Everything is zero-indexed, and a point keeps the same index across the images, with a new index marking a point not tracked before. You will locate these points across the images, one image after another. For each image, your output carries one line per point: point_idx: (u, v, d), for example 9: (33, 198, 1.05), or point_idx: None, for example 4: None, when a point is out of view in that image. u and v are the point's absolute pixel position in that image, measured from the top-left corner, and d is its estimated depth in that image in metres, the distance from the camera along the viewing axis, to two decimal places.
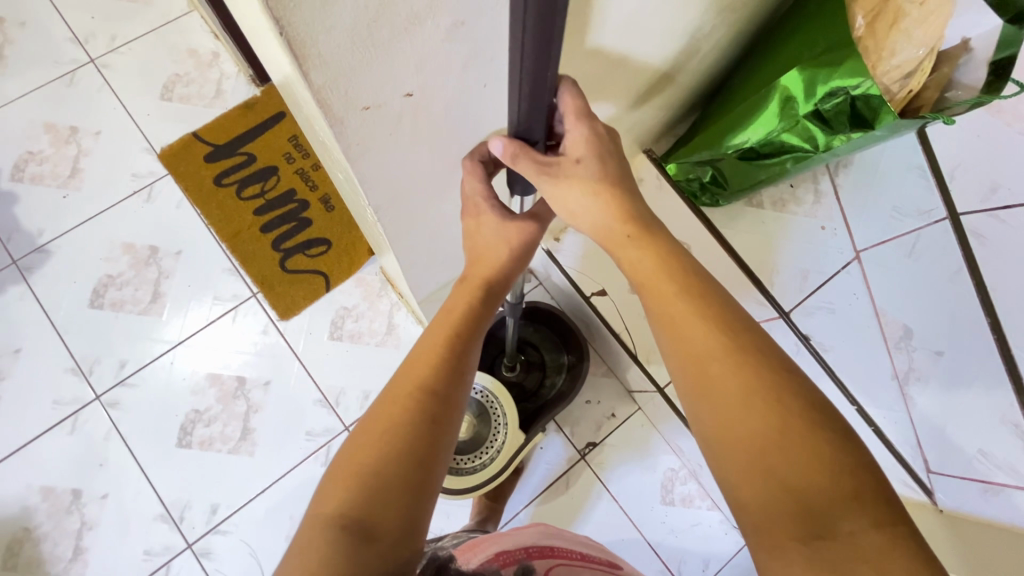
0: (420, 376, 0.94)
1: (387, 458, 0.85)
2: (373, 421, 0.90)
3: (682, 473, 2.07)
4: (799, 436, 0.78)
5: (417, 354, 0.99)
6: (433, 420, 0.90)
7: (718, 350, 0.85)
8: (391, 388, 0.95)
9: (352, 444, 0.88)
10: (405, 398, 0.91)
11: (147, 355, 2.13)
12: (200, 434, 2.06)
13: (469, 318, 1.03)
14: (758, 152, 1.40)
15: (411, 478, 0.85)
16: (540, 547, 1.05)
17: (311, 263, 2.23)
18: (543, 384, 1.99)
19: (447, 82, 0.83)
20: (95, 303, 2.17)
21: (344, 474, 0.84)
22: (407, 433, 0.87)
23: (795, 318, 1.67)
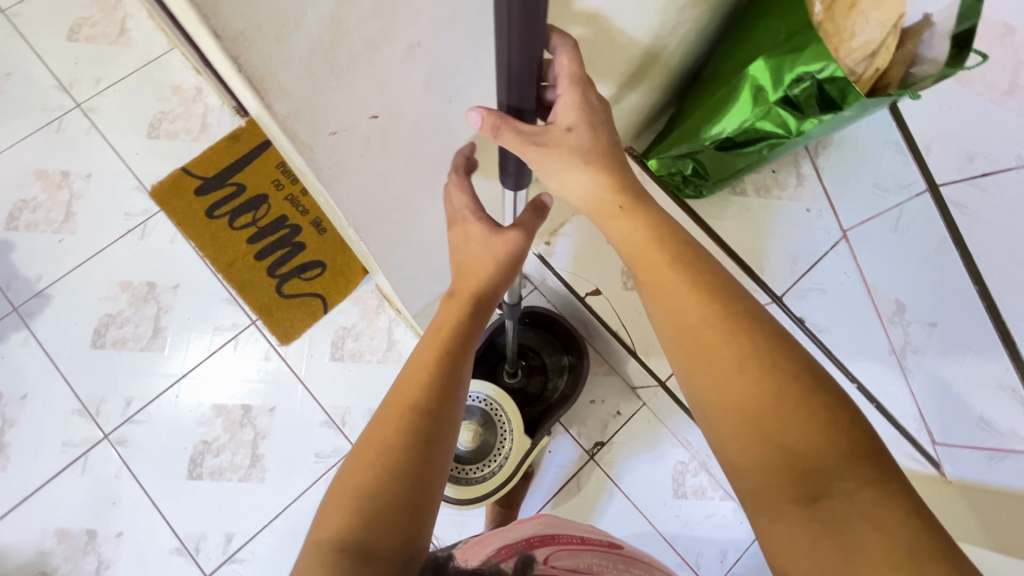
0: (412, 394, 0.94)
1: (383, 483, 0.85)
2: (368, 441, 0.91)
3: (692, 466, 2.06)
4: (797, 404, 0.80)
5: (408, 370, 0.99)
6: (426, 438, 0.90)
7: (712, 318, 0.87)
8: (384, 407, 0.95)
9: (348, 467, 0.89)
10: (399, 418, 0.92)
11: (152, 390, 2.15)
12: (210, 464, 2.07)
13: (459, 331, 1.03)
14: (734, 141, 1.42)
15: (407, 498, 0.86)
16: (542, 537, 1.06)
17: (308, 286, 2.25)
18: (546, 388, 2.00)
19: (413, 101, 0.86)
20: (97, 343, 2.19)
21: (341, 498, 0.85)
22: (402, 454, 0.88)
23: (788, 301, 1.69)
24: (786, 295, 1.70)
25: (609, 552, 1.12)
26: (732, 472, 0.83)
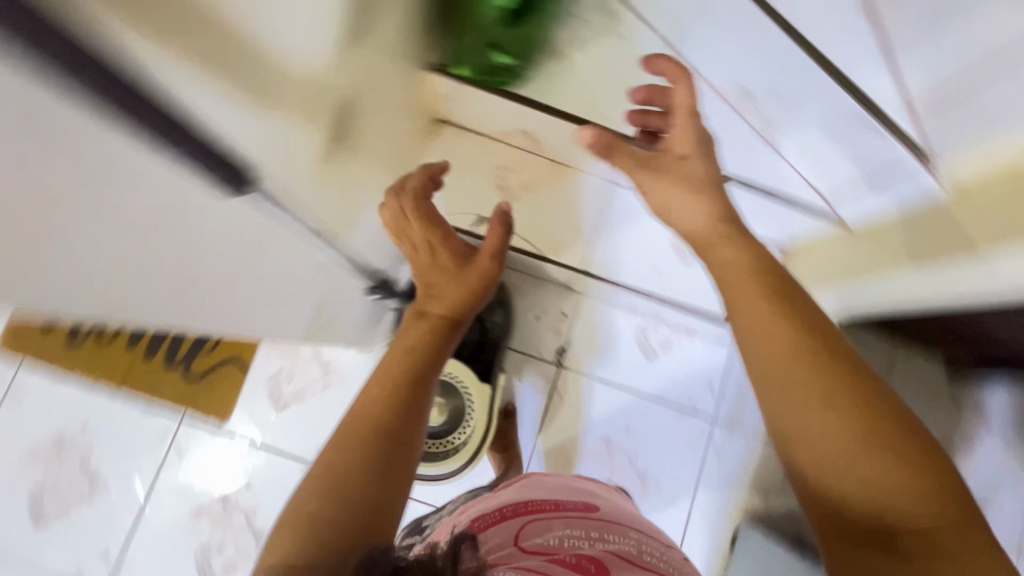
0: (374, 428, 0.96)
1: (354, 495, 0.88)
2: (329, 466, 0.91)
3: (649, 324, 2.10)
4: (852, 390, 0.82)
5: (369, 398, 1.01)
6: (402, 455, 0.96)
7: (716, 233, 0.95)
8: (348, 434, 0.96)
9: (306, 491, 0.89)
10: (390, 433, 0.96)
11: (122, 531, 2.03)
12: (218, 564, 2.01)
13: (409, 374, 1.04)
14: (513, 12, 0.98)
15: (372, 504, 0.89)
16: (514, 507, 1.05)
17: (214, 356, 2.09)
18: (485, 328, 1.98)
19: (83, 150, 0.49)
20: (39, 519, 2.02)
21: (289, 521, 0.86)
22: (376, 471, 0.92)
23: None
24: None
25: (583, 521, 1.01)
26: (771, 406, 0.86)
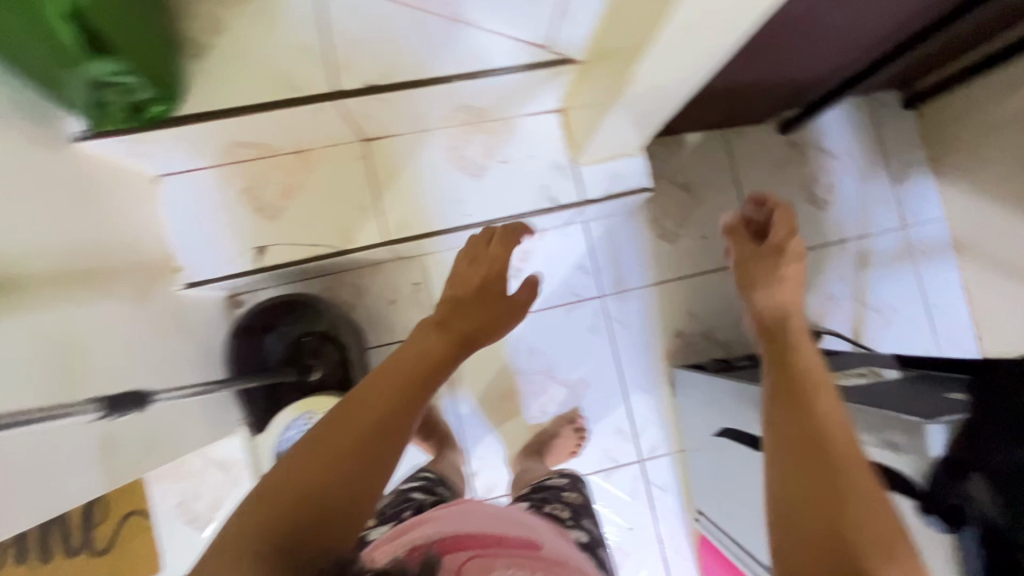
0: (377, 436, 0.69)
1: (314, 500, 0.63)
2: (304, 456, 0.66)
3: None
4: (859, 504, 0.63)
5: (356, 392, 0.73)
6: (351, 485, 0.65)
7: (819, 374, 0.78)
8: (336, 417, 0.70)
9: (282, 476, 0.65)
10: (335, 464, 0.65)
11: None
12: None
13: (420, 368, 0.78)
14: None
15: (314, 521, 0.62)
16: (454, 539, 0.74)
17: None
18: None
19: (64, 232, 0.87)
20: None
21: (278, 492, 0.63)
22: (336, 484, 0.64)
23: (718, 205, 1.55)
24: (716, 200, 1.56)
25: (527, 555, 0.75)
26: (781, 464, 0.70)
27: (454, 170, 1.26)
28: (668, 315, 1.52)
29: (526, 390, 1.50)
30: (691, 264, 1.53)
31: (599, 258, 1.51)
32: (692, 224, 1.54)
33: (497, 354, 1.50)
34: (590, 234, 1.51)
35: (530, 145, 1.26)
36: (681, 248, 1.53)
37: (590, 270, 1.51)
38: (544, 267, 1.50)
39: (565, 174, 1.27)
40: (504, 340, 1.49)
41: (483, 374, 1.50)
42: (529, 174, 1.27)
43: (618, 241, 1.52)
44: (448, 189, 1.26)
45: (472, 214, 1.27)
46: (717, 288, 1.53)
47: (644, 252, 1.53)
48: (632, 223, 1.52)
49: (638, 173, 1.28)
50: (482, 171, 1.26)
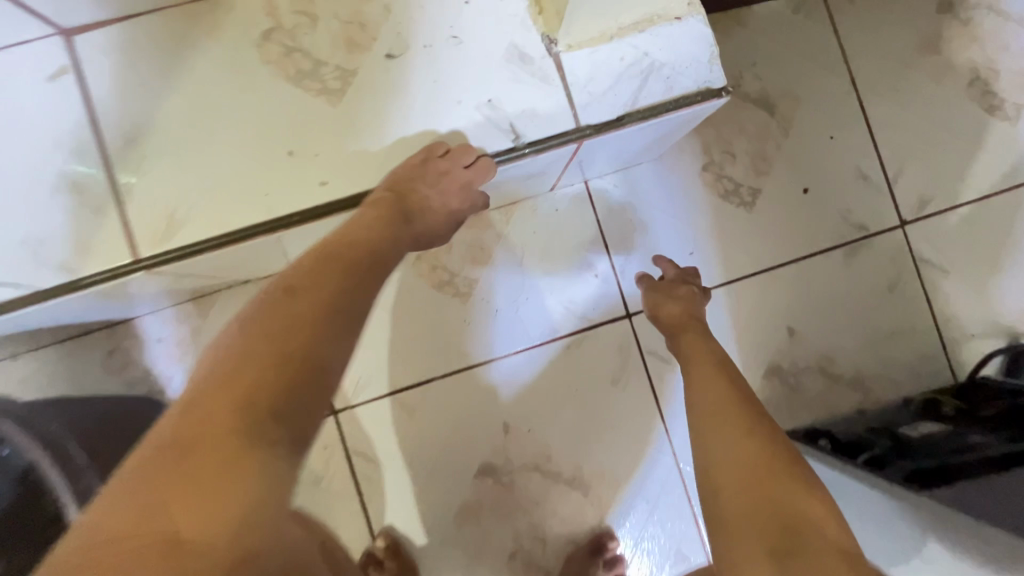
0: (337, 311, 0.48)
1: (278, 393, 0.42)
2: (240, 349, 0.44)
3: None
4: (789, 486, 0.48)
5: (284, 280, 0.48)
6: (331, 354, 0.46)
7: (728, 389, 0.57)
8: (264, 305, 0.46)
9: (218, 371, 0.43)
10: (295, 347, 0.44)
11: None
12: None
13: (375, 235, 0.54)
14: None
15: (298, 399, 0.43)
16: None
17: None
18: None
19: None
20: None
21: (228, 371, 0.42)
22: (300, 371, 0.44)
23: (824, 133, 0.85)
24: (818, 122, 0.85)
25: None
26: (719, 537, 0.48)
27: (281, 83, 0.55)
28: (751, 340, 0.83)
29: (506, 507, 0.80)
30: (784, 245, 0.84)
31: (615, 249, 0.83)
32: (779, 171, 0.84)
33: (445, 444, 0.80)
34: (596, 205, 0.83)
35: (446, 14, 0.56)
36: (763, 217, 0.84)
37: (602, 272, 0.82)
38: (517, 273, 0.81)
39: (534, 74, 0.56)
40: (456, 416, 0.80)
41: (420, 487, 0.79)
42: (447, 80, 0.56)
43: (647, 214, 0.83)
44: (272, 130, 0.55)
45: (330, 183, 0.55)
46: (833, 284, 0.84)
47: (698, 231, 0.83)
48: (671, 180, 0.83)
49: (697, 55, 0.58)
50: (345, 83, 0.55)
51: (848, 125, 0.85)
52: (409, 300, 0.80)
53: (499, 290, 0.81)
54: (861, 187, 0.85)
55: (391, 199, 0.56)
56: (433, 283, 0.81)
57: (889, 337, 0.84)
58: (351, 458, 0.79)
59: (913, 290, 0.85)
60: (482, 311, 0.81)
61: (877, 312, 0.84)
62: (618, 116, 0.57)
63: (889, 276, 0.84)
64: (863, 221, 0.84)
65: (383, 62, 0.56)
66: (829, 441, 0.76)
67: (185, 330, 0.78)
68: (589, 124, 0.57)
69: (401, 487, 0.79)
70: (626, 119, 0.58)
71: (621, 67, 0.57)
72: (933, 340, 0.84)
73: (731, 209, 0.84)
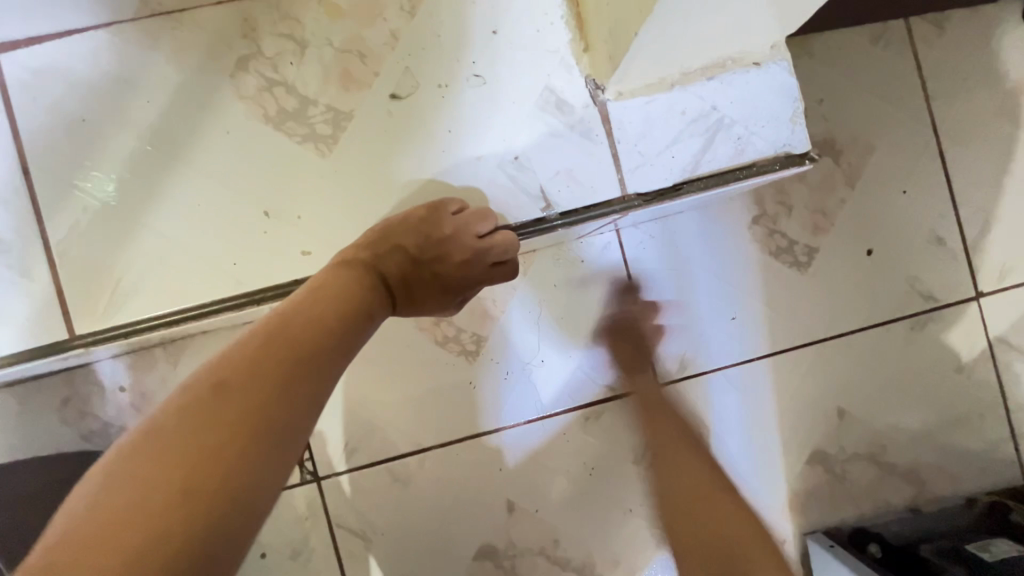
0: (278, 417, 0.35)
1: (178, 539, 0.31)
2: (138, 468, 0.32)
3: None
4: (730, 525, 0.64)
5: (215, 366, 0.36)
6: (266, 486, 0.34)
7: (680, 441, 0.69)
8: (183, 403, 0.34)
9: (100, 500, 0.31)
10: (211, 474, 0.32)
11: None
12: None
13: (349, 299, 0.41)
14: None
15: (205, 549, 0.31)
16: None
17: None
18: None
19: None
20: None
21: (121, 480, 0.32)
22: (213, 509, 0.32)
23: (894, 187, 0.73)
24: (890, 173, 0.74)
25: None
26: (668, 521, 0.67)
27: (259, 128, 0.46)
28: (796, 420, 0.72)
29: None
30: (840, 314, 0.73)
31: (647, 309, 0.72)
32: (839, 228, 0.73)
33: (439, 521, 0.71)
34: (627, 258, 0.72)
35: (463, 49, 0.46)
36: (818, 280, 0.73)
37: (630, 335, 0.72)
38: (534, 331, 0.71)
39: (571, 127, 0.46)
40: (453, 491, 0.71)
41: (409, 567, 0.71)
42: (462, 130, 0.46)
43: (684, 271, 0.72)
44: (244, 186, 0.45)
45: (311, 254, 0.45)
46: (894, 361, 0.73)
47: (742, 293, 0.73)
48: (715, 233, 0.72)
49: (776, 113, 0.47)
50: (337, 128, 0.46)
51: (921, 177, 0.74)
52: (406, 357, 0.70)
53: (513, 349, 0.71)
54: (933, 250, 0.73)
55: (376, 260, 0.44)
56: (436, 339, 0.70)
57: (954, 424, 0.73)
58: (333, 532, 0.70)
59: (985, 372, 0.73)
60: (490, 372, 0.71)
61: (943, 395, 0.73)
62: (674, 184, 0.47)
63: (958, 355, 0.73)
64: (932, 290, 0.73)
65: (385, 103, 0.46)
66: (880, 548, 0.68)
67: (151, 380, 0.66)
68: (638, 193, 0.46)
69: (388, 566, 0.70)
70: (683, 188, 0.47)
71: (682, 124, 0.46)
72: (1002, 431, 0.73)
73: (781, 269, 0.73)
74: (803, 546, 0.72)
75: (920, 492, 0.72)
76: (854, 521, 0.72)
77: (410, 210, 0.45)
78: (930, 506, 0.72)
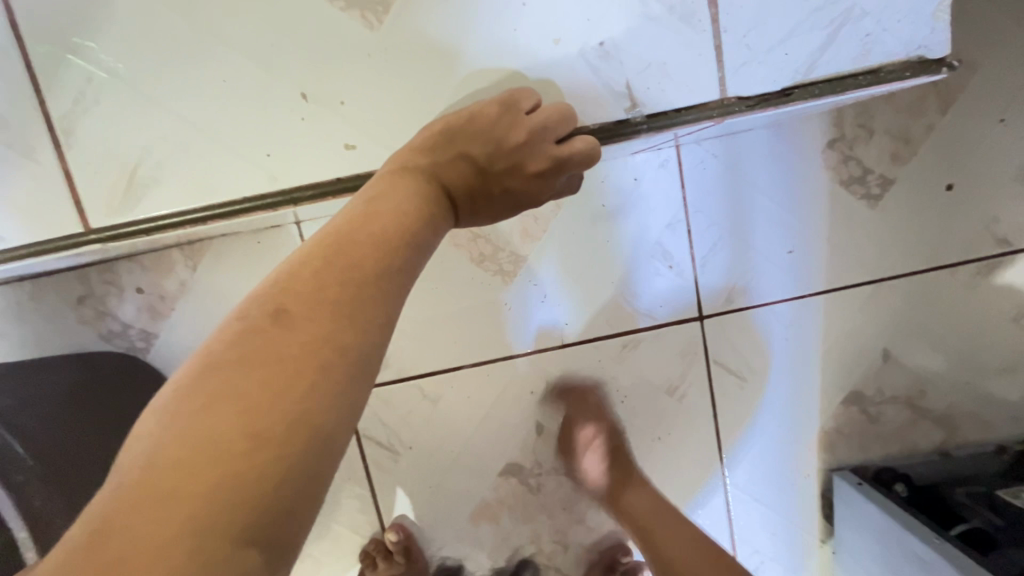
0: (346, 348, 0.30)
1: (253, 485, 0.27)
2: (198, 410, 0.28)
3: None
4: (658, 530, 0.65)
5: (272, 292, 0.31)
6: (341, 414, 0.30)
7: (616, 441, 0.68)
8: (242, 333, 0.30)
9: (160, 447, 0.27)
10: (280, 408, 0.28)
11: None
12: None
13: (410, 215, 0.36)
14: None
15: (281, 492, 0.27)
16: None
17: None
18: None
19: None
20: None
21: (188, 410, 0.28)
22: (286, 451, 0.28)
23: (989, 115, 0.65)
24: (988, 98, 0.65)
25: None
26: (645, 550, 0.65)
27: None
28: (838, 360, 0.70)
29: (529, 511, 0.72)
30: (906, 254, 0.68)
31: (699, 238, 0.67)
32: (921, 158, 0.66)
33: (466, 438, 0.70)
34: (684, 180, 0.66)
35: None
36: (889, 215, 0.67)
37: (678, 263, 0.67)
38: (576, 251, 0.66)
39: (668, 9, 0.37)
40: (482, 410, 0.70)
41: (435, 479, 0.71)
42: (538, 4, 0.37)
43: (745, 198, 0.66)
44: (276, 60, 0.37)
45: (357, 147, 0.38)
46: (951, 307, 0.69)
47: (805, 224, 0.67)
48: (786, 156, 0.66)
49: (918, 6, 0.38)
50: None
51: None
52: (441, 274, 0.66)
53: (552, 268, 0.67)
54: (1021, 190, 0.67)
55: (436, 169, 0.39)
56: (473, 256, 0.66)
57: (1001, 374, 0.71)
58: (361, 445, 0.70)
59: None
60: (525, 296, 0.67)
61: (996, 343, 0.70)
62: (783, 88, 0.39)
63: (1021, 303, 0.69)
64: (1007, 233, 0.68)
65: None
66: (907, 488, 0.67)
67: (171, 283, 0.63)
68: (740, 97, 0.39)
69: (415, 478, 0.71)
70: (793, 93, 0.39)
71: (803, 12, 0.38)
72: None
73: (850, 201, 0.67)
74: (827, 479, 0.72)
75: (951, 437, 0.72)
76: (879, 461, 0.72)
77: (477, 107, 0.38)
78: (960, 451, 0.72)
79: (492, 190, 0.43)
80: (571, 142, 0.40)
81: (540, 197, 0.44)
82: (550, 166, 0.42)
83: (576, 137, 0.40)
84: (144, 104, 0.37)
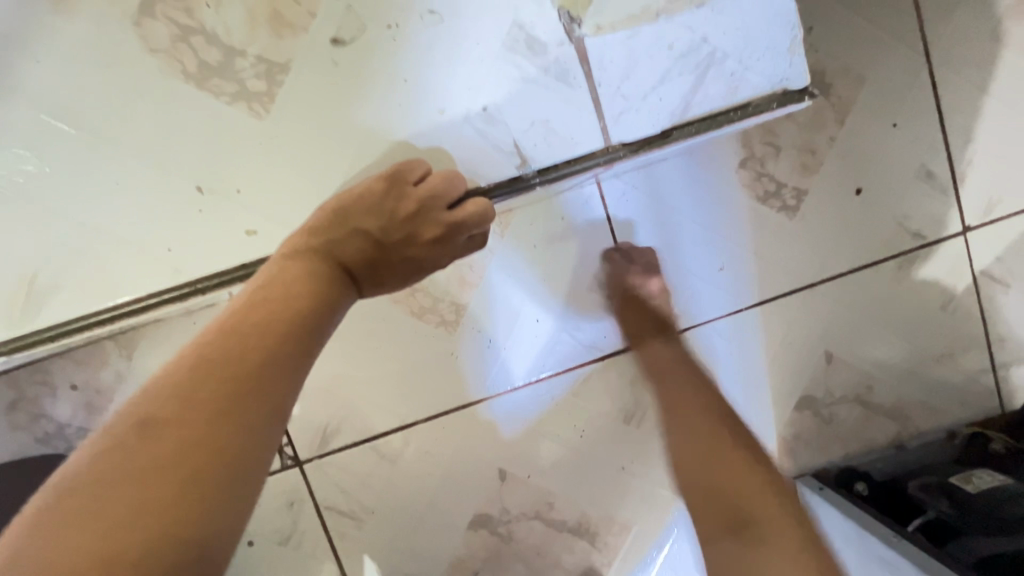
0: (223, 446, 0.30)
1: None
2: (56, 535, 0.27)
3: None
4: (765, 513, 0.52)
5: (146, 400, 0.31)
6: (218, 519, 0.29)
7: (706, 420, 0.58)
8: (111, 446, 0.30)
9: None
10: (148, 521, 0.28)
11: None
12: None
13: (296, 300, 0.36)
14: None
15: None
16: None
17: None
18: None
19: None
20: None
21: (45, 536, 0.27)
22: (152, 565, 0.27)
23: (883, 120, 0.70)
24: (879, 106, 0.70)
25: None
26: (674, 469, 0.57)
27: (176, 89, 0.37)
28: (784, 368, 0.72)
29: (503, 561, 0.70)
30: (830, 258, 0.71)
31: (630, 266, 0.69)
32: (827, 167, 0.70)
33: (429, 493, 0.69)
34: (607, 213, 0.68)
35: None
36: (808, 223, 0.70)
37: (615, 292, 0.69)
38: (511, 294, 0.67)
39: (542, 71, 0.40)
40: (442, 463, 0.69)
41: (403, 541, 0.69)
42: (418, 79, 0.39)
43: (668, 223, 0.69)
44: (167, 159, 0.38)
45: (258, 232, 0.39)
46: (881, 303, 0.72)
47: (728, 241, 0.69)
48: (699, 179, 0.69)
49: (773, 43, 0.41)
50: (271, 83, 0.38)
51: (912, 108, 0.70)
52: (384, 331, 0.66)
53: (492, 314, 0.67)
54: (923, 186, 0.71)
55: (332, 247, 0.39)
56: (413, 310, 0.66)
57: (939, 360, 0.73)
58: (322, 516, 0.68)
59: (970, 308, 0.72)
60: (471, 344, 0.67)
61: (929, 332, 0.73)
62: (662, 130, 0.41)
63: (945, 291, 0.72)
64: (920, 227, 0.71)
65: (326, 50, 0.38)
66: (867, 486, 0.67)
67: (106, 376, 0.62)
68: (622, 143, 0.41)
69: (381, 542, 0.69)
70: (672, 135, 0.42)
71: (669, 60, 0.40)
72: (986, 366, 0.73)
73: (770, 215, 0.70)
74: None
75: (905, 428, 0.73)
76: (841, 462, 0.73)
77: (365, 184, 0.39)
78: (915, 441, 0.73)
79: (393, 259, 0.43)
80: (469, 204, 0.42)
81: (444, 261, 0.45)
82: (447, 229, 0.43)
83: (470, 203, 0.42)
84: (39, 214, 0.38)
